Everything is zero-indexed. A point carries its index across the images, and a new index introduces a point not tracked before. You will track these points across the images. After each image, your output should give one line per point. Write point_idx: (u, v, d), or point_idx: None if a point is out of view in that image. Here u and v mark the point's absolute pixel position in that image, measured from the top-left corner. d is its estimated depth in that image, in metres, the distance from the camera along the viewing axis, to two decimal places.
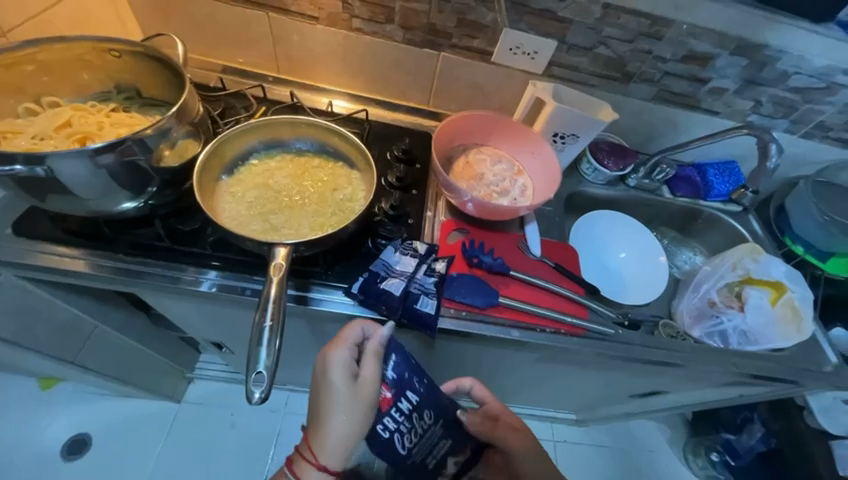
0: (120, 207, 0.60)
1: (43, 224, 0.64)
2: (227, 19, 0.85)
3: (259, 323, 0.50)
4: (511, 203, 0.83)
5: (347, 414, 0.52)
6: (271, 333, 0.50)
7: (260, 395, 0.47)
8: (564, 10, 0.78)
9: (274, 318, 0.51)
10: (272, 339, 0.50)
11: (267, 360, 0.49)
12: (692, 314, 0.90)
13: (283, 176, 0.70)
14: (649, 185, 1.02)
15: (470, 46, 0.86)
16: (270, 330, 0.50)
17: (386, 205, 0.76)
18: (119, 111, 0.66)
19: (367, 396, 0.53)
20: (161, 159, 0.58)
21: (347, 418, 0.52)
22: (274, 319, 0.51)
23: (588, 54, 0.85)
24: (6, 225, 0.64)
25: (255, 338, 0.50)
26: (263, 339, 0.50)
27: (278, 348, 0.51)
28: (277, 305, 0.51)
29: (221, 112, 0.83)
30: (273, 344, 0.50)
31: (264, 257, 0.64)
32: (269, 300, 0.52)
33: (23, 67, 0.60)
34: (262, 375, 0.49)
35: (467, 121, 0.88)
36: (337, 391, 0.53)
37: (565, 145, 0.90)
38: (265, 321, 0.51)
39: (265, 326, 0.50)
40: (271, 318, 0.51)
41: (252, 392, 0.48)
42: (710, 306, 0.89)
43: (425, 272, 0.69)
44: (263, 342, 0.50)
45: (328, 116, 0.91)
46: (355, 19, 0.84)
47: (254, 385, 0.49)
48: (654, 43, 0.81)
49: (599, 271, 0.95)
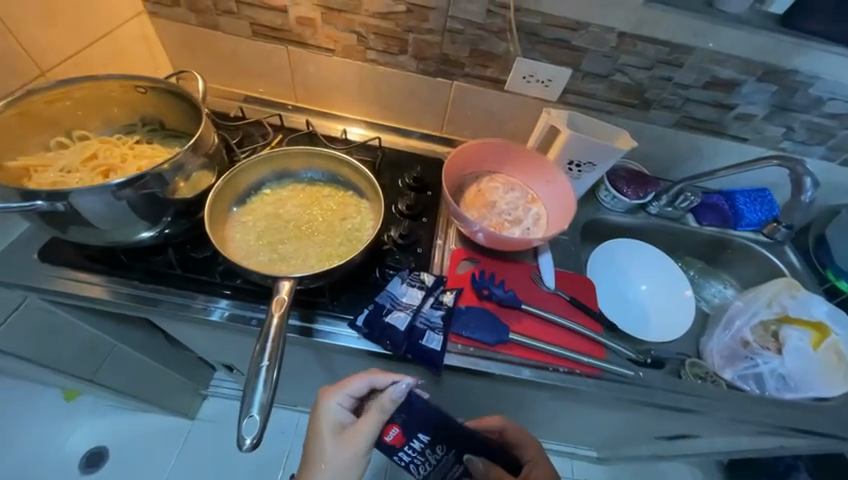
0: (137, 237, 0.61)
1: (67, 251, 0.67)
2: (249, 53, 0.89)
3: (257, 361, 0.49)
4: (524, 233, 0.80)
5: (329, 466, 0.53)
6: (269, 373, 0.49)
7: (251, 441, 0.45)
8: (578, 39, 0.77)
9: (272, 357, 0.50)
10: (269, 380, 0.49)
11: (262, 402, 0.47)
12: (723, 354, 0.84)
13: (294, 206, 0.71)
14: (673, 214, 0.98)
15: (483, 74, 0.86)
16: (268, 370, 0.49)
17: (395, 234, 0.76)
18: (143, 143, 0.69)
19: (353, 450, 0.54)
20: (176, 191, 0.60)
21: (326, 471, 0.53)
22: (273, 358, 0.50)
23: (605, 82, 0.83)
24: (34, 249, 0.67)
25: (250, 379, 0.49)
26: (259, 379, 0.49)
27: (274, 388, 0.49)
28: (276, 342, 0.51)
29: (239, 141, 0.86)
30: (269, 385, 0.48)
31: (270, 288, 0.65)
32: (268, 338, 0.51)
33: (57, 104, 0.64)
34: (254, 420, 0.47)
35: (479, 148, 0.87)
36: (325, 438, 0.55)
37: (581, 173, 0.88)
38: (263, 360, 0.49)
39: (262, 366, 0.49)
40: (270, 357, 0.50)
41: (243, 437, 0.45)
42: (743, 346, 0.82)
43: (432, 306, 0.67)
44: (259, 383, 0.48)
45: (343, 144, 0.92)
46: (369, 51, 0.85)
47: (245, 431, 0.46)
48: (674, 69, 0.79)
49: (618, 305, 0.90)
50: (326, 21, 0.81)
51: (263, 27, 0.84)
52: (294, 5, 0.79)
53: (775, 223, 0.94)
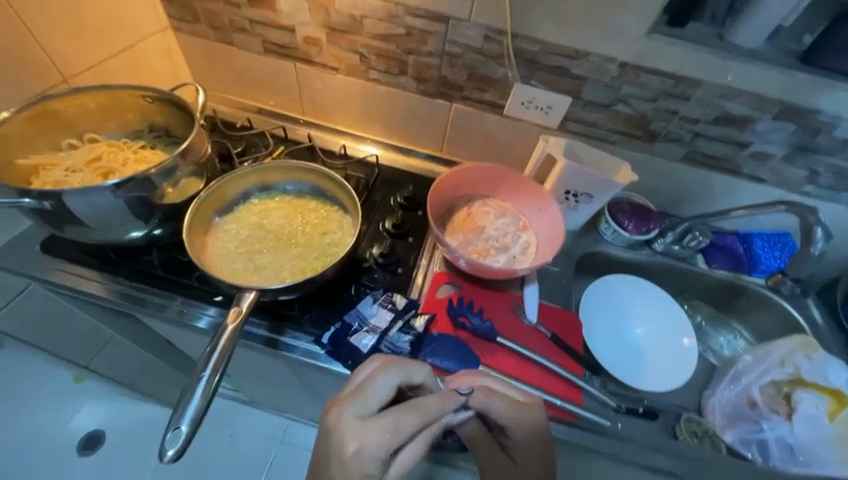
0: (128, 236, 0.64)
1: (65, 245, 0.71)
2: (260, 68, 0.93)
3: (198, 372, 0.49)
4: (510, 261, 0.78)
5: None
6: (206, 386, 0.49)
7: (173, 453, 0.45)
8: (578, 68, 0.75)
9: (212, 370, 0.50)
10: (203, 394, 0.49)
11: (192, 415, 0.47)
12: (725, 413, 0.77)
13: (278, 216, 0.73)
14: (679, 252, 0.91)
15: (482, 98, 0.85)
16: (205, 384, 0.49)
17: (377, 252, 0.75)
18: (146, 148, 0.73)
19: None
20: (164, 196, 0.63)
21: None
22: (214, 372, 0.50)
23: (607, 111, 0.80)
24: (38, 241, 0.72)
25: (186, 390, 0.49)
26: (195, 392, 0.49)
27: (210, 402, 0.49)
28: (221, 355, 0.50)
29: (242, 150, 0.90)
30: (203, 400, 0.48)
31: (231, 296, 0.66)
32: (216, 350, 0.51)
33: (71, 109, 0.69)
34: (179, 432, 0.47)
35: (472, 171, 0.85)
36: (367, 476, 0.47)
37: (578, 204, 0.85)
38: (204, 372, 0.49)
39: (202, 378, 0.49)
40: (212, 370, 0.50)
41: (165, 449, 0.46)
42: (749, 406, 0.75)
43: (400, 330, 0.66)
44: (194, 395, 0.48)
45: (341, 159, 0.94)
46: (371, 71, 0.87)
47: (168, 442, 0.47)
48: (681, 102, 0.75)
49: (610, 345, 0.84)
50: (331, 41, 0.84)
51: (273, 45, 0.88)
52: (301, 25, 0.83)
53: (780, 275, 0.87)
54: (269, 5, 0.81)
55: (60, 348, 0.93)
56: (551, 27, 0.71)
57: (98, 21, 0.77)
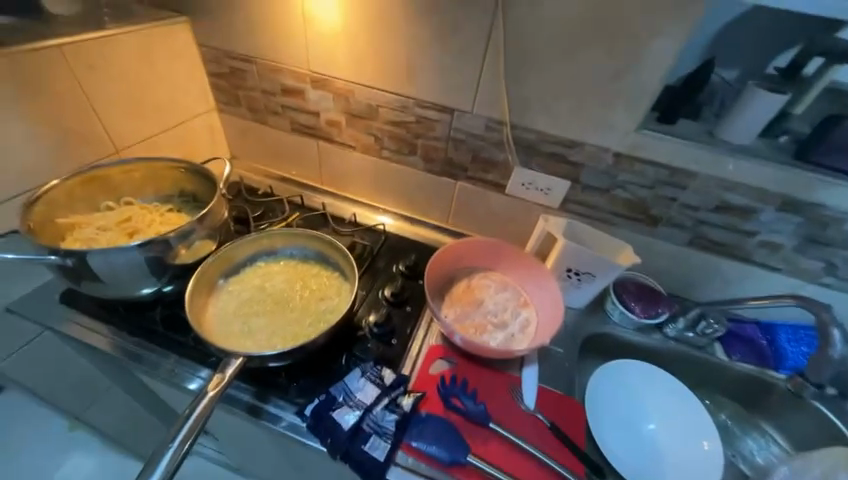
0: (138, 292, 0.68)
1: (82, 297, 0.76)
2: (287, 144, 1.05)
3: (167, 441, 0.48)
4: (507, 339, 0.75)
5: None
6: (171, 458, 0.47)
7: None
8: (574, 155, 0.79)
9: (180, 440, 0.48)
10: (167, 465, 0.47)
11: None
12: None
13: (281, 280, 0.76)
14: (694, 340, 0.86)
15: (485, 178, 0.90)
16: (171, 454, 0.47)
17: (372, 320, 0.75)
18: (172, 211, 0.81)
19: None
20: (177, 256, 0.67)
21: None
22: (182, 442, 0.48)
23: (606, 195, 0.83)
24: (60, 291, 0.77)
25: (151, 460, 0.47)
26: (159, 463, 0.47)
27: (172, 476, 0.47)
28: (195, 422, 0.50)
29: (260, 215, 0.97)
30: (164, 473, 0.46)
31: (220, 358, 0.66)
32: (190, 418, 0.50)
33: (115, 176, 0.78)
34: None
35: (473, 245, 0.87)
36: None
37: (580, 282, 0.84)
38: (173, 441, 0.48)
39: (169, 448, 0.48)
40: (181, 439, 0.48)
41: None
42: None
43: (385, 408, 0.63)
44: (158, 467, 0.46)
45: (351, 226, 0.99)
46: (384, 150, 0.96)
47: None
48: (678, 190, 0.77)
49: (620, 438, 0.76)
50: (350, 125, 0.94)
51: (300, 125, 0.99)
52: (325, 110, 0.94)
53: (799, 378, 0.79)
54: (299, 94, 0.93)
55: (57, 397, 0.94)
56: (546, 120, 0.77)
57: (156, 105, 0.90)
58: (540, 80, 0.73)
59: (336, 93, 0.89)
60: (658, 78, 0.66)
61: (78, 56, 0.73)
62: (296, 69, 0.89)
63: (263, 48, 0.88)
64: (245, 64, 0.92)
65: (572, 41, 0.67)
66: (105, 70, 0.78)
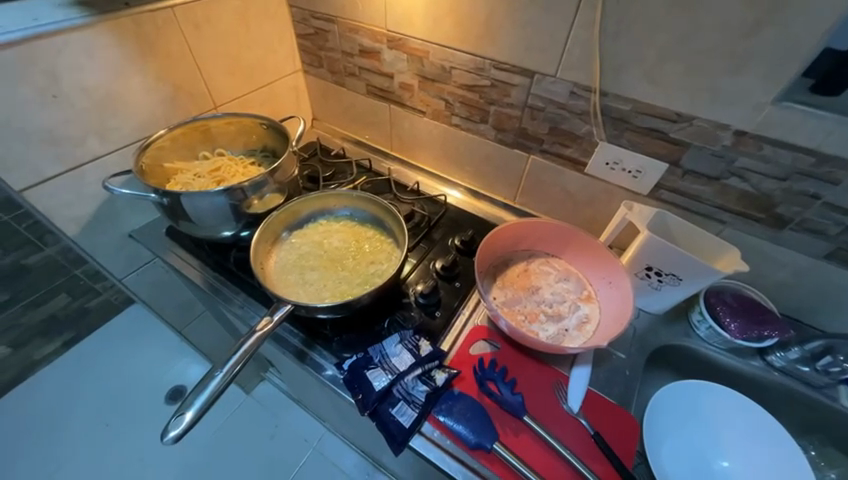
0: (220, 234, 0.77)
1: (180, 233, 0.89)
2: (363, 107, 1.06)
3: (218, 366, 0.54)
4: (560, 334, 0.68)
5: None
6: (220, 380, 0.53)
7: (173, 433, 0.49)
8: (677, 131, 0.65)
9: (228, 367, 0.54)
10: (215, 386, 0.53)
11: (199, 405, 0.51)
12: None
13: (338, 239, 0.79)
14: (809, 377, 0.69)
15: (562, 153, 0.80)
16: (219, 377, 0.53)
17: (418, 290, 0.75)
18: (254, 165, 0.88)
19: None
20: (250, 205, 0.74)
21: None
22: (229, 370, 0.54)
23: (714, 184, 0.67)
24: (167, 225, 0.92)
25: (204, 378, 0.54)
26: (209, 383, 0.53)
27: (220, 396, 0.53)
28: (244, 354, 0.55)
29: (330, 175, 1.01)
30: (212, 392, 0.53)
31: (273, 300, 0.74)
32: (240, 349, 0.56)
33: (210, 129, 0.88)
34: (182, 418, 0.50)
35: (536, 226, 0.79)
36: None
37: (662, 284, 0.72)
38: (223, 366, 0.54)
39: (220, 371, 0.54)
40: (229, 367, 0.54)
41: (169, 428, 0.50)
42: None
43: (417, 378, 0.63)
44: (209, 386, 0.53)
45: (413, 194, 0.98)
46: (454, 117, 0.91)
47: (173, 424, 0.50)
48: (824, 185, 0.58)
49: (679, 460, 0.67)
50: (421, 88, 0.90)
51: (375, 88, 0.99)
52: (399, 73, 0.91)
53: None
54: (375, 56, 0.92)
55: (167, 313, 1.14)
56: (647, 88, 0.64)
57: (249, 65, 0.98)
58: (645, 37, 0.60)
59: (410, 54, 0.86)
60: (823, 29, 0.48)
61: (187, 15, 0.81)
62: (374, 28, 0.87)
63: (344, 7, 0.88)
64: (328, 23, 0.93)
65: None
66: (207, 31, 0.86)
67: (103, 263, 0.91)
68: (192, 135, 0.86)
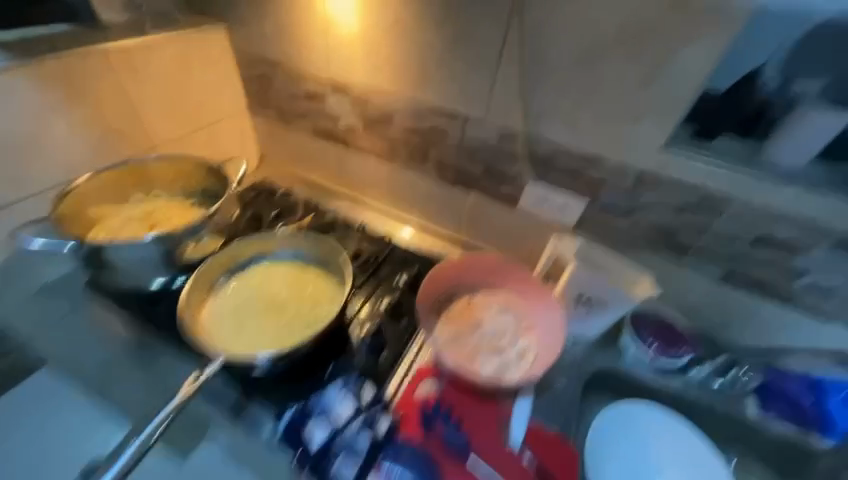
0: (149, 283, 0.76)
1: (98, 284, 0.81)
2: (310, 147, 1.07)
3: (135, 433, 0.52)
4: (502, 367, 0.71)
5: None
6: (135, 451, 0.51)
7: None
8: (592, 172, 0.73)
9: (146, 435, 0.52)
10: (129, 456, 0.50)
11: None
12: None
13: (280, 282, 0.77)
14: (723, 389, 0.77)
15: (497, 191, 0.86)
16: (135, 447, 0.51)
17: (363, 331, 0.76)
18: (192, 207, 0.87)
19: None
20: (184, 252, 0.76)
21: None
22: (146, 437, 0.51)
23: (627, 218, 0.76)
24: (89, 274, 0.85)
25: (118, 450, 0.51)
26: (124, 452, 0.51)
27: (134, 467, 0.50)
28: (165, 418, 0.54)
29: (274, 215, 0.99)
30: (125, 464, 0.50)
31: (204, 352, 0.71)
32: (163, 412, 0.54)
33: (144, 172, 0.85)
34: None
35: (476, 260, 0.85)
36: None
37: (591, 311, 0.78)
38: (141, 434, 0.52)
39: (137, 440, 0.52)
40: (146, 435, 0.52)
41: None
42: None
43: (359, 427, 0.62)
44: (122, 456, 0.51)
45: (360, 231, 0.98)
46: (398, 158, 0.95)
47: None
48: (710, 218, 0.68)
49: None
50: (365, 131, 0.94)
51: (321, 130, 1.01)
52: (343, 116, 0.95)
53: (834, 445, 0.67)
54: (320, 100, 0.95)
55: None
56: (563, 135, 0.72)
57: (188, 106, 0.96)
58: (558, 92, 0.68)
59: (353, 99, 0.90)
60: (687, 94, 0.60)
61: (123, 60, 0.81)
62: (318, 76, 0.91)
63: (288, 55, 0.92)
64: (273, 69, 0.96)
65: (591, 52, 0.62)
66: (144, 74, 0.85)
67: (8, 319, 0.81)
68: (125, 178, 0.84)
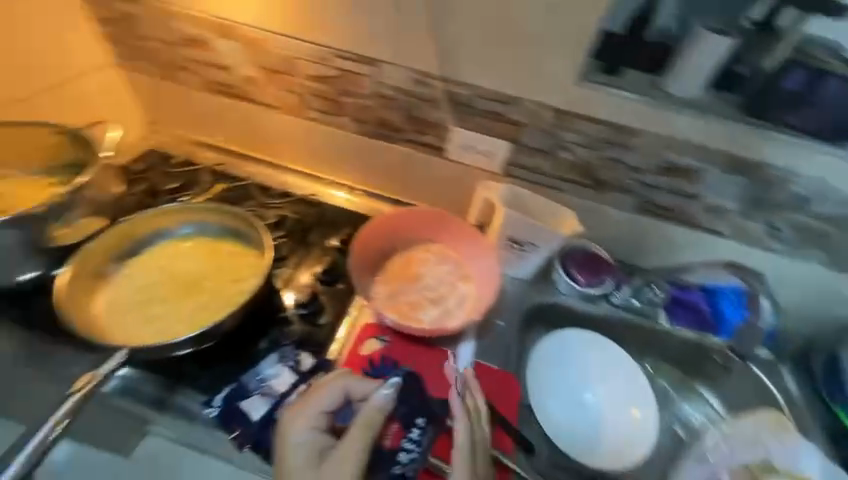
0: (18, 278, 0.64)
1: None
2: (203, 108, 0.89)
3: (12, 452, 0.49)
4: (443, 315, 0.74)
5: None
6: (17, 467, 0.48)
7: None
8: (512, 112, 0.71)
9: (40, 436, 0.50)
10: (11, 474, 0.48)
11: None
12: None
13: (192, 259, 0.71)
14: (642, 309, 0.80)
15: (421, 141, 0.80)
16: (19, 461, 0.48)
17: (298, 301, 0.73)
18: (50, 186, 0.73)
19: None
20: (62, 236, 0.65)
21: None
22: (41, 439, 0.50)
23: (550, 158, 0.75)
24: None
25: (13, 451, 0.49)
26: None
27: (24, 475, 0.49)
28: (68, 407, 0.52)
29: (180, 187, 0.88)
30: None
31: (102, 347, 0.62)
32: (59, 410, 0.52)
33: None
34: None
35: (401, 218, 0.81)
36: None
37: (525, 253, 0.80)
38: (37, 435, 0.50)
39: (31, 442, 0.50)
40: (39, 437, 0.50)
41: None
42: None
43: (400, 442, 0.61)
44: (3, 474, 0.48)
45: (281, 197, 0.89)
46: (310, 110, 0.83)
47: None
48: (623, 151, 0.70)
49: (569, 412, 0.78)
50: (268, 81, 0.81)
51: (215, 84, 0.85)
52: (237, 65, 0.81)
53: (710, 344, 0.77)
54: (206, 46, 0.79)
55: None
56: (481, 72, 0.69)
57: (35, 58, 0.78)
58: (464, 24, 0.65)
59: (245, 42, 0.76)
60: (586, 20, 0.60)
61: None
62: (194, 13, 0.76)
63: None
64: (134, 7, 0.78)
65: None
66: None
67: None
68: None
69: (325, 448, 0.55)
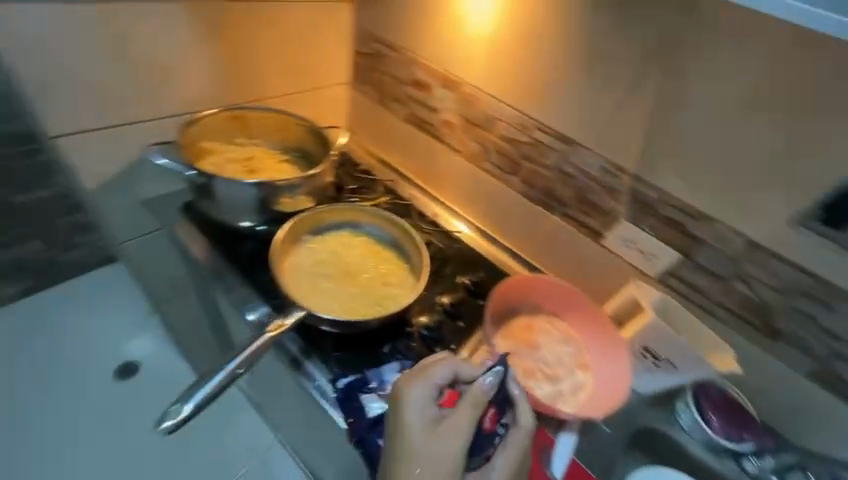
0: (239, 223, 0.82)
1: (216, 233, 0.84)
2: (398, 133, 1.05)
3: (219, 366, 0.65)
4: (554, 395, 0.73)
5: None
6: (221, 379, 0.63)
7: (168, 426, 0.61)
8: (697, 228, 0.70)
9: (233, 366, 0.64)
10: (215, 384, 0.63)
11: (198, 399, 0.62)
12: None
13: (356, 254, 0.81)
14: None
15: (583, 222, 0.82)
16: (223, 374, 0.64)
17: (422, 322, 0.78)
18: (283, 162, 0.93)
19: None
20: (281, 203, 0.80)
21: None
22: (233, 369, 0.64)
23: (720, 284, 0.71)
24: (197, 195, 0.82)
25: (210, 374, 0.64)
26: (212, 380, 0.63)
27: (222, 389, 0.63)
28: (253, 351, 0.65)
29: (354, 188, 1.01)
30: (211, 391, 0.63)
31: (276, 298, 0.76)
32: (251, 346, 0.66)
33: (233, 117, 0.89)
34: (181, 411, 0.62)
35: (542, 284, 0.83)
36: None
37: (657, 367, 0.76)
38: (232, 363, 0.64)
39: (227, 368, 0.64)
40: (232, 368, 0.64)
41: (165, 419, 0.62)
42: None
43: (495, 426, 0.60)
44: (208, 384, 0.63)
45: (430, 225, 0.98)
46: (488, 163, 0.92)
47: (170, 414, 0.62)
48: (819, 309, 0.63)
49: None
50: (463, 129, 0.93)
51: (417, 118, 1.00)
52: (444, 110, 0.94)
53: None
54: (427, 89, 0.95)
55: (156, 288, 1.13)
56: (678, 183, 0.69)
57: (306, 66, 0.99)
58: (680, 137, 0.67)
59: (462, 96, 0.89)
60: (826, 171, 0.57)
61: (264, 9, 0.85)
62: (432, 64, 0.91)
63: (410, 38, 0.92)
64: (387, 48, 0.97)
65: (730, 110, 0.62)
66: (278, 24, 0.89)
67: (109, 222, 0.93)
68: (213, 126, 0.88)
69: (437, 416, 0.59)
